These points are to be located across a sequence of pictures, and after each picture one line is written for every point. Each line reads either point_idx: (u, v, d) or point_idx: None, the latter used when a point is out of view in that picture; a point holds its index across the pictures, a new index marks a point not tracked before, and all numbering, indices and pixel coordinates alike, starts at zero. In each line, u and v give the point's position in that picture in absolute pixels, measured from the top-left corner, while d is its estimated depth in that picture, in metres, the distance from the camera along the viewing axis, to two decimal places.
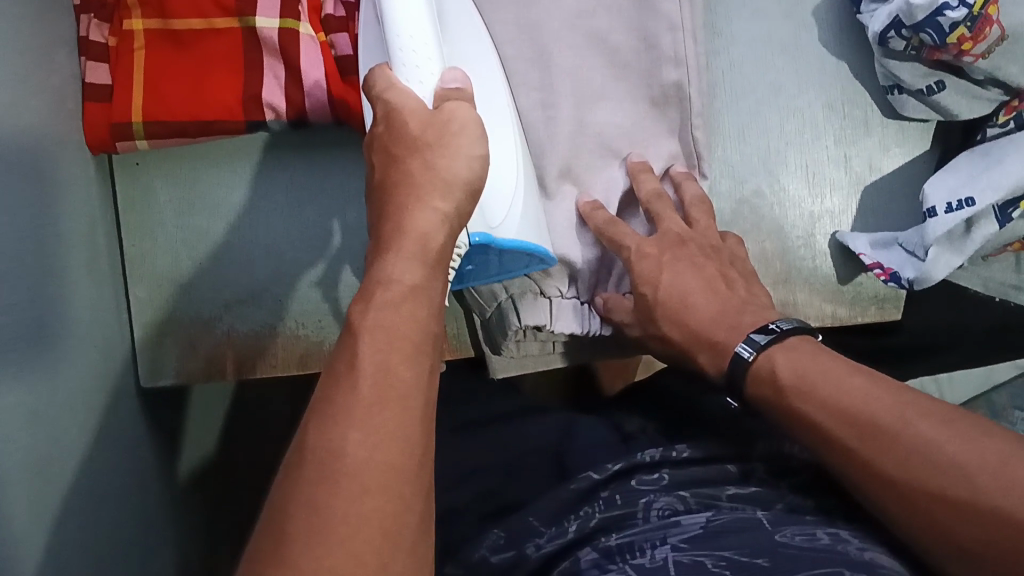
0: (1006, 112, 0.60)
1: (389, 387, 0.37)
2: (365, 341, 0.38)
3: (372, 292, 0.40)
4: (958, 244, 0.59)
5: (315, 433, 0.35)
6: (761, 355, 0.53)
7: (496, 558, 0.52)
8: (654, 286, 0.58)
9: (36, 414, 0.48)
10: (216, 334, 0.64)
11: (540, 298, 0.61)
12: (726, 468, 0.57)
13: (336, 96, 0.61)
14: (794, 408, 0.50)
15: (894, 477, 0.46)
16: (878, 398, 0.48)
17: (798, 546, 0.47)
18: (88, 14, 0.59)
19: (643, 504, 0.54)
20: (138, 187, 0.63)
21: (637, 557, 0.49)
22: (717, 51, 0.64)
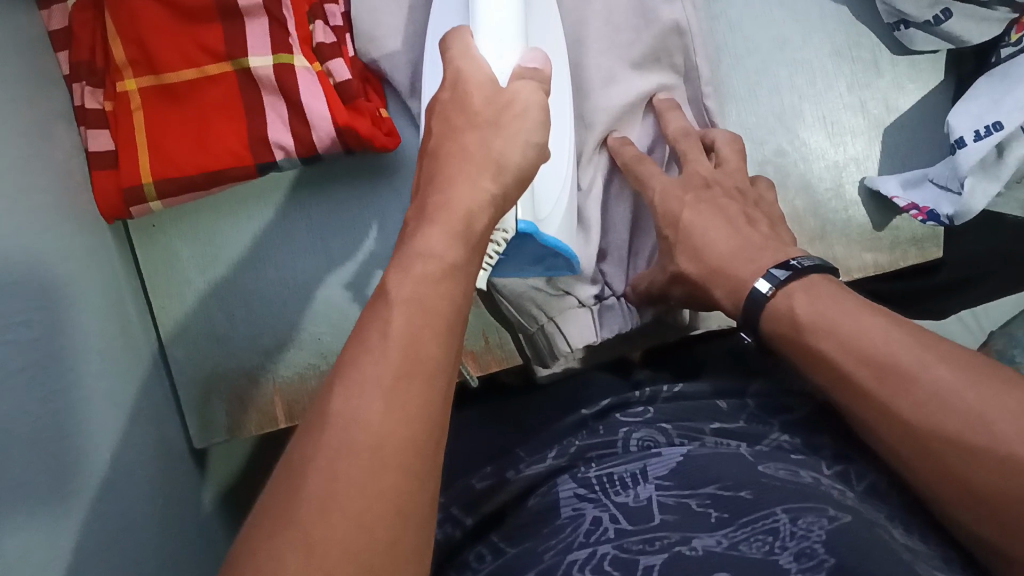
0: (1017, 30, 0.58)
1: (415, 352, 0.35)
2: (399, 304, 0.36)
3: (412, 263, 0.38)
4: (993, 171, 0.58)
5: (338, 398, 0.33)
6: (781, 291, 0.48)
7: (480, 485, 0.53)
8: (675, 226, 0.55)
9: (89, 488, 0.47)
10: (263, 384, 0.63)
11: (582, 309, 0.61)
12: (716, 403, 0.55)
13: (343, 126, 0.59)
14: (806, 343, 0.46)
15: (907, 420, 0.42)
16: (898, 336, 0.43)
17: (781, 479, 0.44)
18: (79, 82, 0.58)
19: (623, 434, 0.52)
20: (159, 249, 0.62)
21: (621, 493, 0.45)
22: (715, 16, 0.63)
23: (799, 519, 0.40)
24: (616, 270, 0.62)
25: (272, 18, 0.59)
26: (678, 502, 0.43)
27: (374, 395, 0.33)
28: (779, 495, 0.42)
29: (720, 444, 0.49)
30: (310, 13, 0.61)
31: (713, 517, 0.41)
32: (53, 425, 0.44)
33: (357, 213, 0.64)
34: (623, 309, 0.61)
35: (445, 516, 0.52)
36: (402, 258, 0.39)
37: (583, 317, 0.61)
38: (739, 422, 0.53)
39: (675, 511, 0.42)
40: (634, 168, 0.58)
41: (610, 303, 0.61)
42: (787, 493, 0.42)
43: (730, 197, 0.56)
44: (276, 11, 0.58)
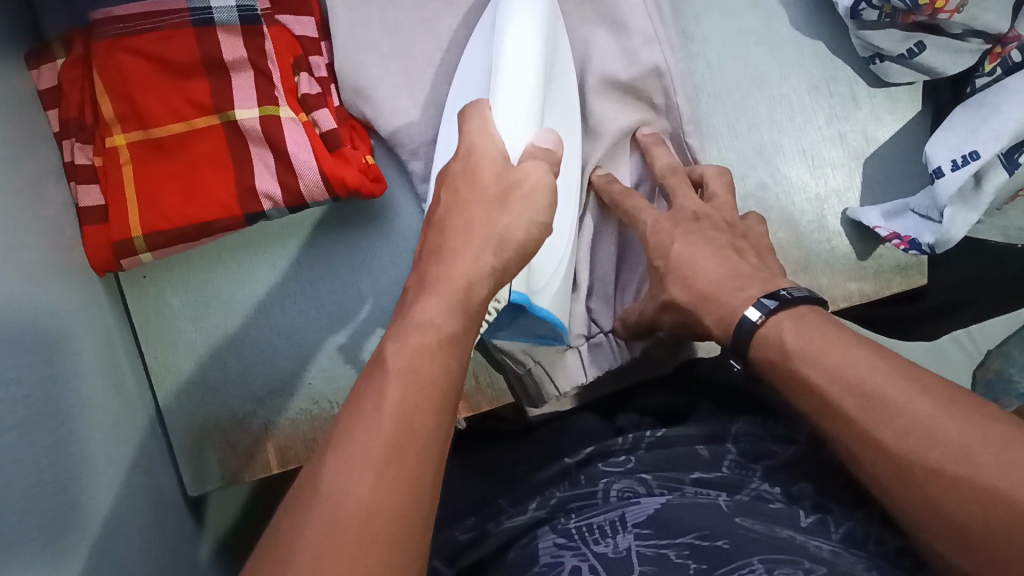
0: (991, 60, 0.60)
1: (407, 432, 0.34)
2: (389, 380, 0.36)
3: (410, 334, 0.38)
4: (972, 201, 0.58)
5: (329, 472, 0.33)
6: (770, 322, 0.47)
7: (463, 536, 0.52)
8: (665, 256, 0.55)
9: (85, 545, 0.47)
10: (254, 429, 0.63)
11: (569, 352, 0.62)
12: (697, 449, 0.54)
13: (330, 175, 0.60)
14: (795, 373, 0.45)
15: (889, 449, 0.40)
16: (883, 367, 0.42)
17: (757, 531, 0.44)
18: (70, 138, 0.59)
19: (603, 486, 0.51)
20: (150, 300, 0.63)
21: (600, 544, 0.44)
22: (692, 55, 0.64)
23: (774, 571, 0.39)
24: (605, 307, 0.63)
25: (257, 69, 0.60)
26: (658, 553, 0.42)
27: (358, 469, 0.32)
28: (754, 546, 0.42)
29: (699, 493, 0.48)
30: (296, 66, 0.62)
31: (692, 569, 0.40)
32: (46, 481, 0.44)
33: (344, 263, 0.64)
34: (614, 346, 0.63)
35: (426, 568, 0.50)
36: (397, 329, 0.39)
37: (572, 360, 0.62)
38: (721, 470, 0.52)
39: (653, 562, 0.41)
40: (623, 202, 0.58)
41: (598, 340, 0.63)
42: (764, 547, 0.41)
43: (719, 228, 0.55)
44: (262, 64, 0.60)
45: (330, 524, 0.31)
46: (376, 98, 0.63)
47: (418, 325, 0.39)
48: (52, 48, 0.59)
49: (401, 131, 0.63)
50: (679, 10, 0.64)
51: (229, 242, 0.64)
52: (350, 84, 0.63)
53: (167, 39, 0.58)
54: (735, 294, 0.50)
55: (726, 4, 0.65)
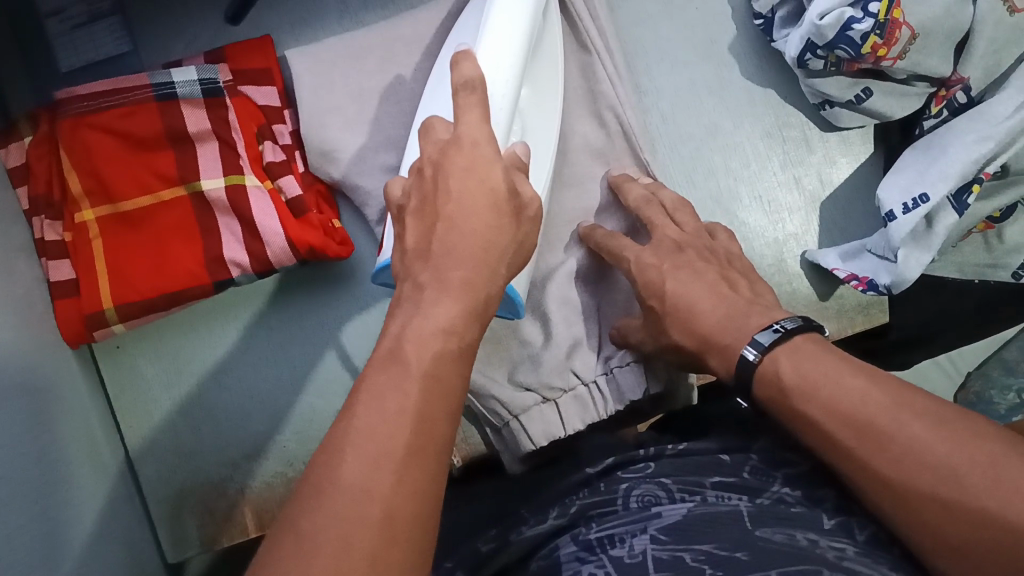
0: (937, 103, 0.61)
1: (434, 387, 0.36)
2: (416, 340, 0.37)
3: (449, 285, 0.40)
4: (925, 241, 0.59)
5: (322, 465, 0.33)
6: (767, 357, 0.47)
7: (485, 548, 0.53)
8: (661, 297, 0.54)
9: None
10: (230, 494, 0.64)
11: (546, 405, 0.62)
12: (720, 457, 0.55)
13: (295, 241, 0.61)
14: (794, 408, 0.45)
15: (887, 478, 0.41)
16: (877, 396, 0.42)
17: (778, 541, 0.45)
18: (38, 215, 0.60)
19: (623, 491, 0.52)
20: (124, 370, 0.64)
21: (616, 547, 0.47)
22: (647, 108, 0.66)
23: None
24: (588, 354, 0.62)
25: (221, 140, 0.61)
26: (674, 557, 0.44)
27: (395, 416, 0.34)
28: (773, 560, 0.43)
29: (722, 500, 0.50)
30: (259, 134, 0.63)
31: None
32: (23, 564, 0.45)
33: (328, 320, 0.65)
34: (598, 395, 0.62)
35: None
36: (428, 282, 0.40)
37: (551, 413, 0.61)
38: (743, 475, 0.53)
39: (668, 567, 0.44)
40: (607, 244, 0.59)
41: (579, 392, 0.62)
42: (780, 561, 0.42)
43: (706, 258, 0.56)
44: (225, 134, 0.61)
45: (374, 455, 0.33)
46: (343, 162, 0.64)
47: (447, 293, 0.39)
48: (18, 127, 0.60)
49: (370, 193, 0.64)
50: (633, 65, 0.66)
51: (221, 299, 0.65)
52: (317, 148, 0.64)
53: (131, 114, 0.60)
54: (729, 337, 0.50)
55: (679, 58, 0.66)
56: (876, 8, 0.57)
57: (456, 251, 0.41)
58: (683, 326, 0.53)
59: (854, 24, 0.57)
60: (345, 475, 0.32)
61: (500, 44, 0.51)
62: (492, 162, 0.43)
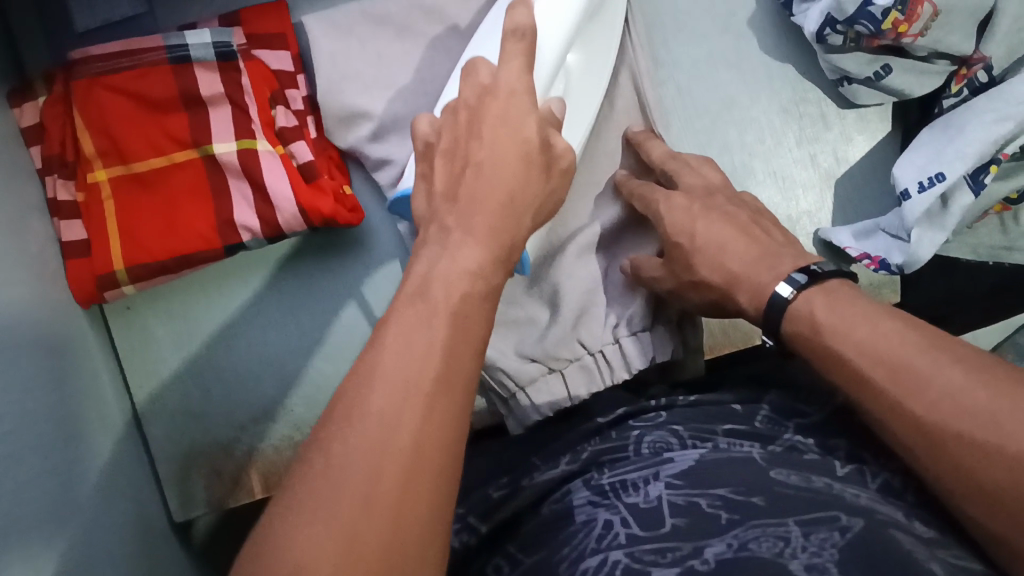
0: (957, 81, 0.60)
1: (461, 325, 0.38)
2: (445, 281, 0.39)
3: (459, 245, 0.41)
4: (939, 220, 0.59)
5: (350, 390, 0.35)
6: (801, 296, 0.48)
7: (495, 495, 0.55)
8: (689, 236, 0.55)
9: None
10: (237, 456, 0.64)
11: (552, 375, 0.61)
12: (732, 406, 0.56)
13: (306, 206, 0.61)
14: (826, 348, 0.45)
15: (921, 419, 0.41)
16: (913, 339, 0.43)
17: (793, 486, 0.45)
18: (52, 175, 0.60)
19: (635, 437, 0.54)
20: (134, 331, 0.64)
21: (632, 494, 0.48)
22: (662, 80, 0.65)
23: (811, 534, 0.41)
24: (596, 323, 0.62)
25: (234, 103, 0.61)
26: (690, 503, 0.45)
27: (420, 352, 0.36)
28: (790, 503, 0.43)
29: (733, 445, 0.51)
30: (272, 98, 0.63)
31: (723, 519, 0.43)
32: (31, 519, 0.46)
33: (341, 278, 0.66)
34: (605, 365, 0.62)
35: (462, 525, 0.54)
36: (453, 226, 0.42)
37: (557, 384, 0.62)
38: (754, 424, 0.54)
39: (684, 513, 0.45)
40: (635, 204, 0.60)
41: (585, 362, 0.61)
42: (799, 504, 0.43)
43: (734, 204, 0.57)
44: (238, 97, 0.61)
45: (401, 388, 0.35)
46: (360, 128, 0.64)
47: (473, 238, 0.42)
48: (34, 87, 0.60)
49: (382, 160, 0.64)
50: (650, 34, 0.66)
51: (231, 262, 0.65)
52: (332, 115, 0.64)
53: (143, 76, 0.60)
54: (763, 272, 0.51)
55: (695, 28, 0.66)
56: None
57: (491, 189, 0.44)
58: (710, 265, 0.53)
59: None
60: (373, 402, 0.34)
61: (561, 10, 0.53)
62: (522, 143, 0.45)
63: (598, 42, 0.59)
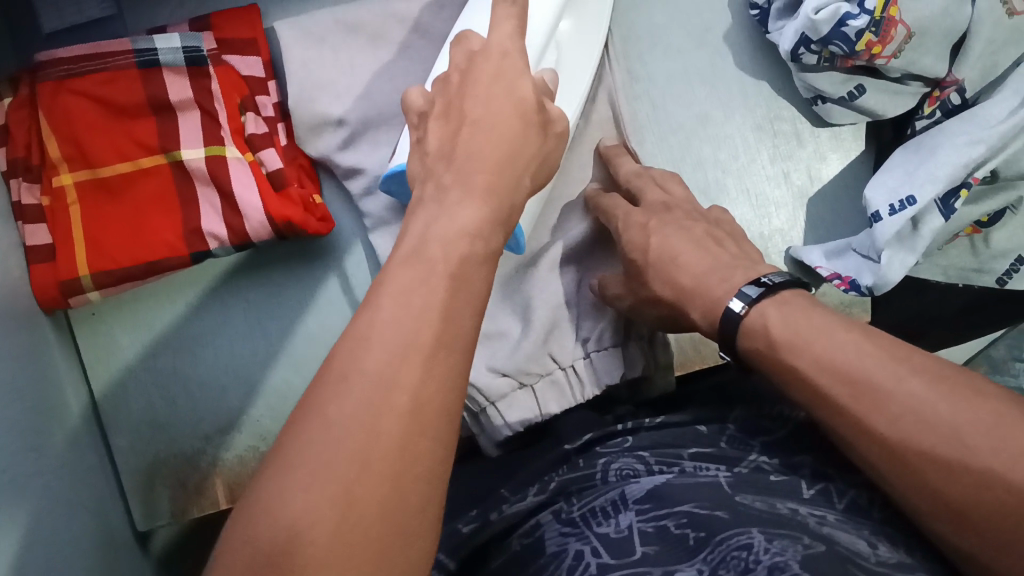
0: (930, 103, 0.60)
1: (448, 342, 0.34)
2: (416, 276, 0.35)
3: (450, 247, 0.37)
4: (910, 243, 0.59)
5: (344, 356, 0.33)
6: (754, 309, 0.47)
7: (467, 530, 0.53)
8: (643, 251, 0.55)
9: None
10: (203, 467, 0.63)
11: (522, 390, 0.61)
12: (696, 428, 0.56)
13: (275, 215, 0.60)
14: (783, 362, 0.45)
15: (884, 437, 0.41)
16: (871, 352, 0.42)
17: (758, 508, 0.45)
18: (15, 178, 0.58)
19: (601, 465, 0.53)
20: (98, 337, 0.63)
21: (603, 523, 0.46)
22: (637, 95, 0.65)
23: (773, 541, 0.40)
24: (566, 340, 0.62)
25: (203, 110, 0.60)
26: (658, 528, 0.44)
27: (419, 312, 0.34)
28: (754, 520, 0.43)
29: (699, 469, 0.50)
30: (242, 105, 0.62)
31: (691, 539, 0.42)
32: None
33: (308, 285, 0.65)
34: (575, 381, 0.62)
35: (432, 565, 0.51)
36: (450, 184, 0.41)
37: (527, 399, 0.61)
38: (720, 446, 0.54)
39: (656, 540, 0.43)
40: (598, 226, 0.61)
41: (555, 376, 0.61)
42: (761, 521, 0.43)
43: (693, 218, 0.56)
44: (207, 103, 0.60)
45: (397, 355, 0.32)
46: (331, 137, 0.64)
47: (471, 195, 0.40)
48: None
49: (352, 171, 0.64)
50: (625, 49, 0.65)
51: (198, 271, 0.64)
52: (304, 123, 0.63)
53: (112, 81, 0.59)
54: (716, 285, 0.50)
55: (670, 44, 0.66)
56: (873, 4, 0.56)
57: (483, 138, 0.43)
58: (664, 279, 0.53)
59: (849, 21, 0.56)
60: (368, 365, 0.32)
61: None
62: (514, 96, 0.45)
63: (589, 3, 0.59)
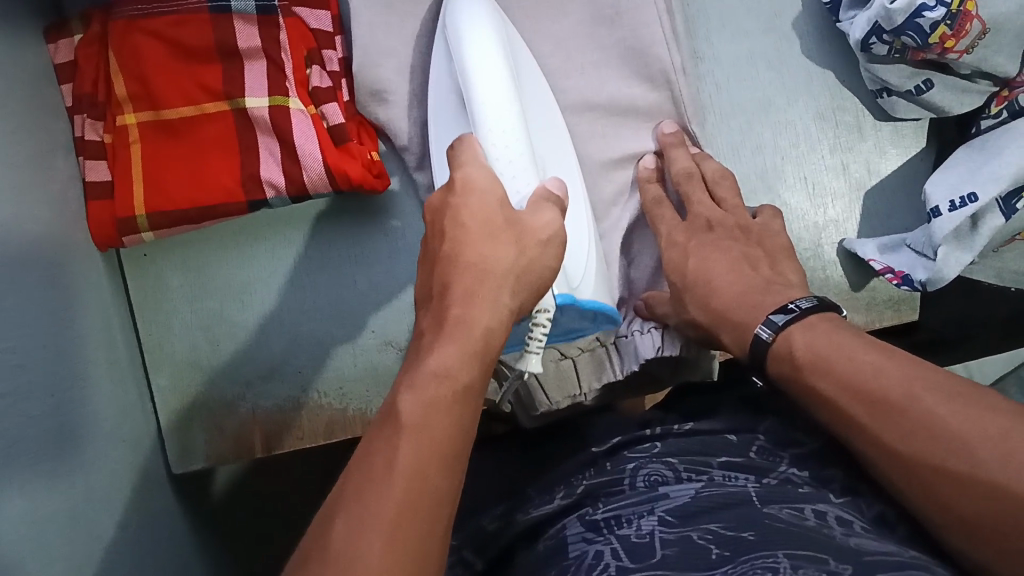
0: (997, 103, 0.60)
1: (421, 484, 0.37)
2: (410, 392, 0.39)
3: (424, 385, 0.40)
4: (966, 241, 0.58)
5: (334, 529, 0.35)
6: (780, 336, 0.50)
7: (490, 526, 0.56)
8: (682, 272, 0.57)
9: (65, 510, 0.48)
10: (242, 414, 0.64)
11: (564, 361, 0.64)
12: (726, 437, 0.56)
13: (333, 168, 0.60)
14: (806, 383, 0.47)
15: (900, 451, 0.43)
16: (888, 371, 0.44)
17: (786, 521, 0.46)
18: (81, 114, 0.60)
19: (630, 470, 0.54)
20: (149, 278, 0.64)
21: (625, 527, 0.49)
22: (701, 76, 0.65)
23: (799, 568, 0.40)
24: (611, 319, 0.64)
25: (270, 59, 0.60)
26: (682, 536, 0.46)
27: (383, 472, 0.37)
28: (780, 539, 0.43)
29: (728, 479, 0.52)
30: (308, 57, 0.62)
31: (714, 554, 0.44)
32: (30, 446, 0.45)
33: (355, 251, 0.65)
34: (616, 356, 0.64)
35: (457, 559, 0.54)
36: (428, 328, 0.43)
37: (567, 369, 0.64)
38: (749, 455, 0.54)
39: (676, 545, 0.45)
40: (651, 210, 0.61)
41: (598, 353, 0.64)
42: (791, 539, 0.43)
43: (733, 237, 0.58)
44: (274, 54, 0.60)
45: (363, 515, 0.35)
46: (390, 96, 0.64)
47: (449, 336, 0.42)
48: (70, 25, 0.60)
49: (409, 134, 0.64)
50: (692, 29, 0.65)
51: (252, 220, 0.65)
52: (367, 87, 0.63)
53: (182, 23, 0.59)
54: (747, 310, 0.52)
55: (738, 28, 0.65)
56: None
57: (465, 280, 0.43)
58: (699, 301, 0.55)
59: (924, 12, 0.55)
60: (335, 534, 0.35)
61: (505, 129, 0.49)
62: (486, 191, 0.46)
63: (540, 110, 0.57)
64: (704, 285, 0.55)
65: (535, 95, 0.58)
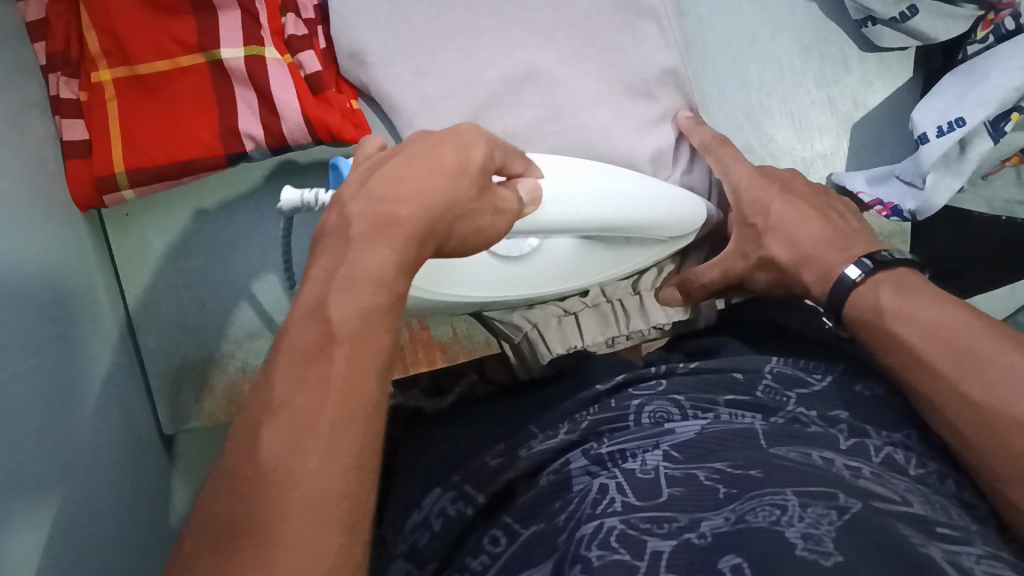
0: (984, 27, 0.60)
1: (356, 397, 0.33)
2: (342, 291, 0.35)
3: (358, 287, 0.35)
4: (956, 167, 0.58)
5: (266, 443, 0.32)
6: (868, 281, 0.51)
7: (493, 463, 0.53)
8: (765, 214, 0.59)
9: (65, 460, 0.48)
10: (231, 371, 0.65)
11: (567, 317, 0.64)
12: (733, 374, 0.54)
13: (312, 118, 0.60)
14: (885, 329, 0.48)
15: (975, 401, 0.44)
16: (978, 325, 0.46)
17: (792, 460, 0.44)
18: (54, 72, 0.58)
19: (635, 407, 0.53)
20: (130, 236, 0.63)
21: (629, 462, 0.47)
22: (684, 12, 0.66)
23: (808, 506, 0.38)
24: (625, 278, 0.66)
25: (244, 10, 0.59)
26: (687, 475, 0.44)
27: (313, 392, 0.33)
28: (788, 477, 0.41)
29: (735, 417, 0.50)
30: (282, 6, 0.62)
31: (721, 493, 0.42)
32: (27, 398, 0.45)
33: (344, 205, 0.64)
34: (622, 313, 0.65)
35: (459, 492, 0.51)
36: (355, 217, 0.37)
37: (571, 325, 0.64)
38: (755, 393, 0.53)
39: (682, 484, 0.43)
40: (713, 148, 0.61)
41: (602, 308, 0.65)
42: (799, 477, 0.41)
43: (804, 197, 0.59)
44: (249, 4, 0.59)
45: (295, 431, 0.32)
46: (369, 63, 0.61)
47: (383, 239, 0.37)
48: None
49: (395, 97, 0.62)
50: None
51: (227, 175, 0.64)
52: (345, 50, 0.61)
53: None
54: (834, 253, 0.54)
55: None
56: None
57: (404, 186, 0.38)
58: (782, 240, 0.57)
59: None
60: (263, 450, 0.32)
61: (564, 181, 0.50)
62: (478, 140, 0.41)
63: (588, 253, 0.59)
64: (788, 230, 0.57)
65: (609, 249, 0.59)
